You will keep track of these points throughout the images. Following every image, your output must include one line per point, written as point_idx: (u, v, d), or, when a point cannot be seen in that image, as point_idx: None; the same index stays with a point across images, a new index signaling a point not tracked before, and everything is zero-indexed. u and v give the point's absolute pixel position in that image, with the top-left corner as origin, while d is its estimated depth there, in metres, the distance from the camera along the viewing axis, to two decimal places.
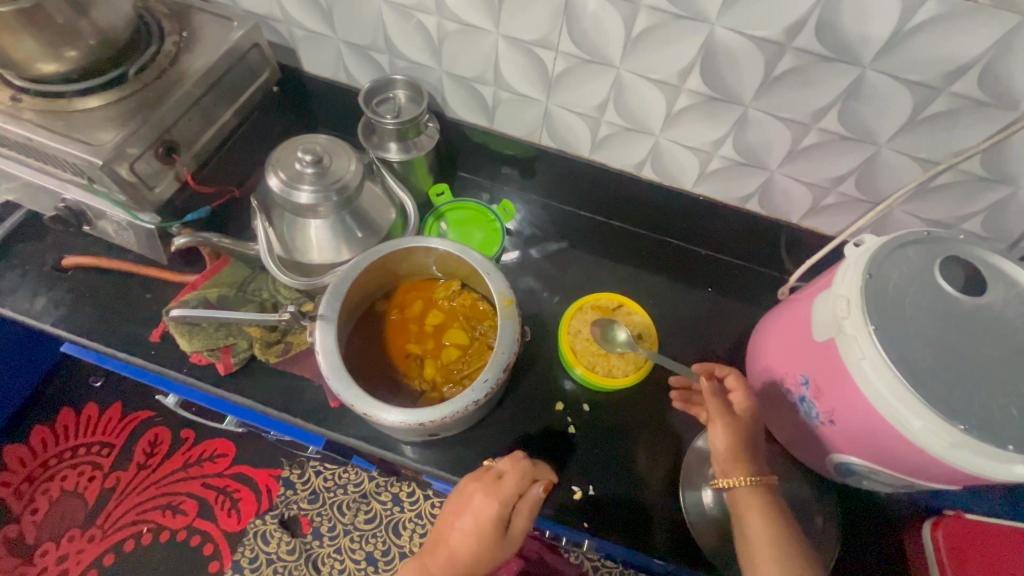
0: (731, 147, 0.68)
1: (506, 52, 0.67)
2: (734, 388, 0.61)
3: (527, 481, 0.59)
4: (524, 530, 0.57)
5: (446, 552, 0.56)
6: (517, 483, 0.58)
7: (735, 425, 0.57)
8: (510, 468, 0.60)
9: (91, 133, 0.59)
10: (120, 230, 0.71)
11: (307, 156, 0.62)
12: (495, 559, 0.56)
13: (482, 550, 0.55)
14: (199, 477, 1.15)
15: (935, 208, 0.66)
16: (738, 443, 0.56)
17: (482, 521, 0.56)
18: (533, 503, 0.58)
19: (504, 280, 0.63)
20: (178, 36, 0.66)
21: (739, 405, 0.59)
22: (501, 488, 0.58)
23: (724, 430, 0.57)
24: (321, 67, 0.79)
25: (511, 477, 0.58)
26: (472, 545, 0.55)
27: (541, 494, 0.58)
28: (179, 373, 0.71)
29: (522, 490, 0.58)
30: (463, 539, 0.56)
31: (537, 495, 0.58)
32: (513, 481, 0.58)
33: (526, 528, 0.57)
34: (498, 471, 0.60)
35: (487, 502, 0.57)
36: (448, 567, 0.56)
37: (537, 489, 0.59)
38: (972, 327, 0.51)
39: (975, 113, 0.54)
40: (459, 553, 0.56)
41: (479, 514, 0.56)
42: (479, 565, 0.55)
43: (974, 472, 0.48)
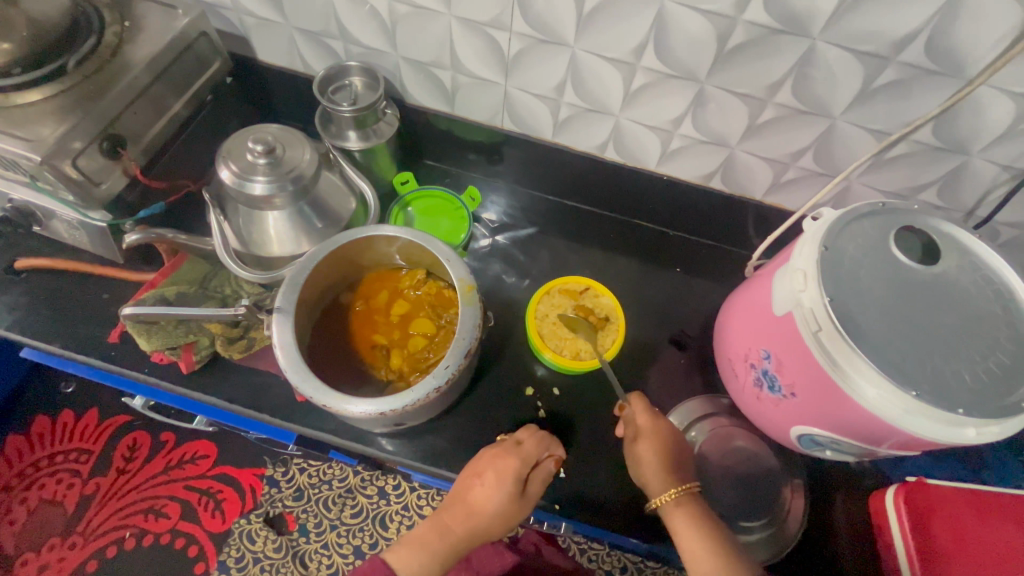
0: (690, 125, 0.68)
1: (461, 34, 0.66)
2: (637, 411, 0.64)
3: (545, 448, 0.64)
4: (538, 492, 0.62)
5: (468, 506, 0.60)
6: (535, 450, 0.62)
7: (645, 448, 0.61)
8: (529, 436, 0.64)
9: (32, 128, 0.57)
10: (73, 230, 0.69)
11: (259, 147, 0.61)
12: (513, 515, 0.60)
13: (503, 505, 0.59)
14: (181, 480, 1.13)
15: (892, 179, 0.66)
16: (649, 465, 0.61)
17: (505, 478, 0.60)
18: (548, 471, 0.63)
19: (465, 267, 0.62)
20: (119, 26, 0.64)
21: (641, 430, 0.63)
22: (523, 451, 0.62)
23: (649, 450, 0.61)
24: (275, 55, 0.77)
25: (530, 444, 0.62)
26: (494, 501, 0.60)
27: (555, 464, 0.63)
28: (142, 374, 0.69)
29: (540, 455, 0.63)
30: (484, 495, 0.60)
31: (551, 464, 0.63)
32: (533, 446, 0.63)
33: (539, 490, 0.62)
34: (517, 439, 0.64)
35: (510, 462, 0.61)
36: (467, 521, 0.59)
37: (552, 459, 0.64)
38: (926, 294, 0.52)
39: (925, 82, 0.54)
40: (479, 508, 0.60)
41: (503, 473, 0.60)
42: (498, 520, 0.60)
43: (924, 437, 0.49)
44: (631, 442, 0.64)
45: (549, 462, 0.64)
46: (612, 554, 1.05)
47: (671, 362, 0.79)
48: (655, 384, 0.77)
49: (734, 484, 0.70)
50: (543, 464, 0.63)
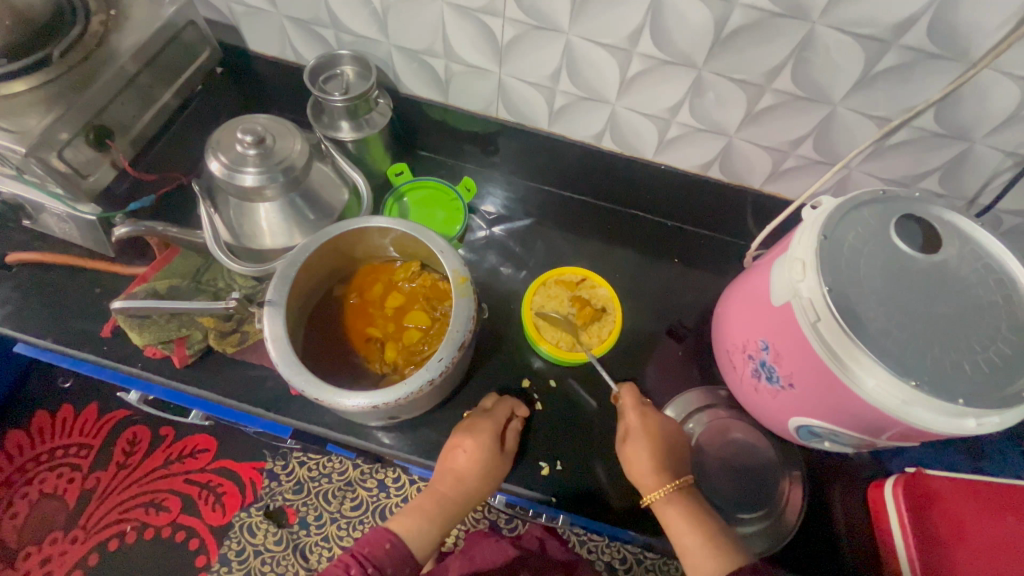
0: (688, 113, 0.66)
1: (453, 21, 0.64)
2: (629, 408, 0.64)
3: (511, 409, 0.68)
4: (514, 449, 0.66)
5: (456, 473, 0.61)
6: (502, 411, 0.67)
7: (636, 446, 0.61)
8: (495, 402, 0.69)
9: (17, 120, 0.56)
10: (63, 223, 0.68)
11: (248, 137, 0.59)
12: (497, 474, 0.63)
13: (487, 465, 0.62)
14: (181, 474, 1.13)
15: (893, 167, 0.65)
16: (638, 462, 0.61)
17: (485, 439, 0.63)
18: (516, 430, 0.67)
19: (459, 258, 0.61)
20: (105, 14, 0.62)
21: (631, 427, 0.63)
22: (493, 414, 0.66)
23: (644, 446, 0.61)
24: (265, 44, 0.76)
25: (499, 405, 0.67)
26: (478, 462, 0.61)
27: (520, 423, 0.68)
28: (136, 368, 0.69)
29: (508, 416, 0.67)
30: (469, 459, 0.61)
31: (517, 425, 0.68)
32: (501, 408, 0.67)
33: (514, 447, 0.66)
34: (485, 405, 0.68)
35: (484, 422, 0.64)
36: (458, 486, 0.61)
37: (518, 418, 0.69)
38: (927, 284, 0.51)
39: (927, 66, 0.53)
40: (468, 473, 0.61)
41: (480, 433, 0.63)
42: (485, 481, 0.62)
43: (923, 427, 0.49)
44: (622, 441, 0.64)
45: (515, 420, 0.69)
46: (612, 545, 1.05)
47: (668, 354, 0.78)
48: (653, 377, 0.76)
49: (732, 475, 0.70)
50: (511, 423, 0.68)
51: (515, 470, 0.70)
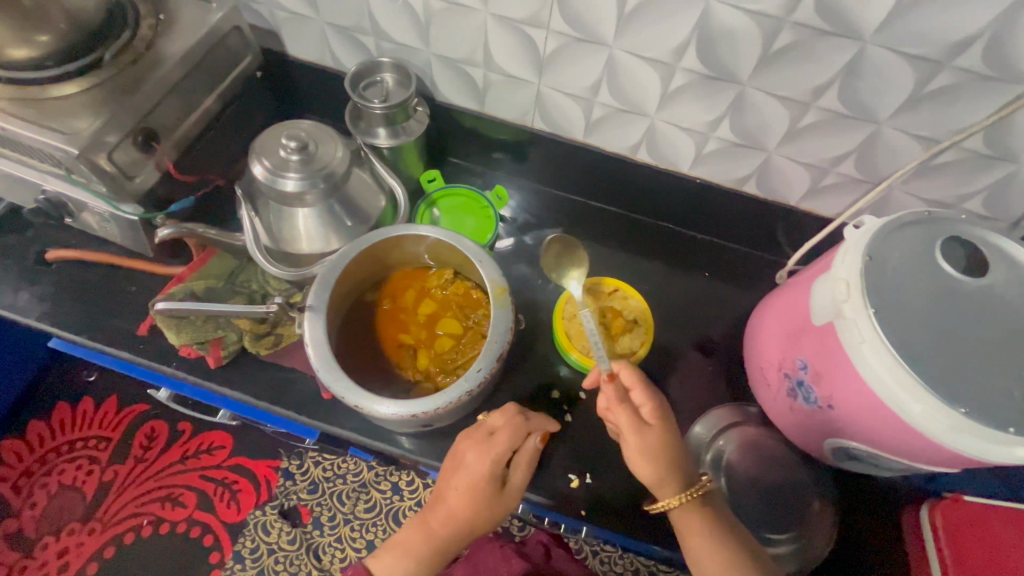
0: (728, 128, 0.66)
1: (495, 32, 0.64)
2: (636, 390, 0.57)
3: (523, 434, 0.59)
4: (522, 478, 0.59)
5: (447, 512, 0.58)
6: (511, 438, 0.58)
7: (657, 437, 0.54)
8: (504, 426, 0.59)
9: (67, 121, 0.57)
10: (103, 223, 0.69)
11: (292, 143, 0.61)
12: (495, 511, 0.58)
13: (481, 507, 0.57)
14: (198, 470, 1.14)
15: (936, 186, 0.64)
16: (661, 453, 0.54)
17: (480, 482, 0.57)
18: (530, 455, 0.59)
19: (497, 268, 0.62)
20: (154, 19, 0.63)
21: (648, 414, 0.56)
22: (495, 446, 0.58)
23: (663, 437, 0.54)
24: (305, 50, 0.77)
25: (505, 435, 0.58)
26: (470, 504, 0.57)
27: (538, 445, 0.60)
28: (169, 368, 0.70)
29: (517, 443, 0.59)
30: (460, 500, 0.57)
31: (533, 449, 0.59)
32: (507, 437, 0.58)
33: (523, 478, 0.59)
34: (490, 427, 0.60)
35: (481, 461, 0.57)
36: (449, 526, 0.58)
37: (536, 440, 0.60)
38: (976, 309, 0.50)
39: (978, 88, 0.52)
40: (459, 513, 0.57)
41: (475, 475, 0.57)
42: (479, 521, 0.58)
43: (970, 454, 0.48)
44: (635, 430, 0.54)
45: (534, 440, 0.60)
46: (625, 557, 1.05)
47: (697, 369, 0.77)
48: (682, 391, 0.76)
49: (762, 493, 0.69)
50: (526, 447, 0.59)
51: (542, 481, 0.69)
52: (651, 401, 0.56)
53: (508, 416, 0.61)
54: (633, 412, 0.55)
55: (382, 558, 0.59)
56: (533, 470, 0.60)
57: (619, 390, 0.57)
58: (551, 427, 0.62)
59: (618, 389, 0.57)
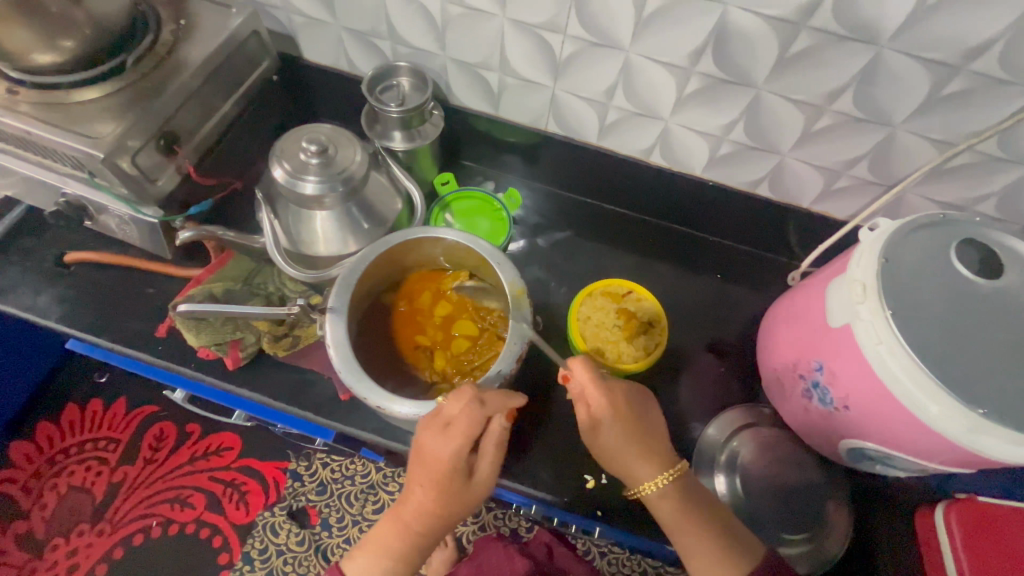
0: (742, 131, 0.67)
1: (512, 36, 0.65)
2: (587, 387, 0.58)
3: (481, 422, 0.53)
4: (491, 462, 0.55)
5: (417, 507, 0.56)
6: (470, 428, 0.52)
7: (612, 433, 0.57)
8: (459, 418, 0.53)
9: (90, 125, 0.58)
10: (122, 225, 0.70)
11: (313, 146, 0.61)
12: (467, 501, 0.55)
13: (450, 499, 0.54)
14: (207, 471, 1.15)
15: (949, 190, 0.65)
16: (622, 446, 0.57)
17: (444, 480, 0.54)
18: (496, 439, 0.54)
19: (515, 270, 0.64)
20: (175, 24, 0.64)
21: (597, 414, 0.57)
22: (451, 443, 0.53)
23: (620, 434, 0.57)
24: (321, 55, 0.77)
25: (462, 426, 0.52)
26: (437, 498, 0.54)
27: (504, 428, 0.54)
28: (187, 369, 0.70)
29: (477, 434, 0.53)
30: (427, 494, 0.55)
31: (500, 432, 0.54)
32: (464, 431, 0.52)
33: (491, 462, 0.55)
34: (445, 417, 0.54)
35: (440, 460, 0.53)
36: (423, 518, 0.56)
37: (501, 422, 0.54)
38: (993, 310, 0.50)
39: (993, 92, 0.53)
40: (429, 507, 0.55)
41: (438, 474, 0.53)
42: (452, 512, 0.55)
43: (989, 455, 0.48)
44: (590, 431, 0.58)
45: (498, 421, 0.54)
46: (633, 558, 1.05)
47: (710, 370, 0.78)
48: (695, 392, 0.76)
49: (776, 494, 0.70)
50: (490, 433, 0.54)
51: (557, 482, 0.70)
52: (603, 393, 0.57)
53: (462, 405, 0.53)
54: (587, 409, 0.58)
55: (362, 554, 0.58)
56: (503, 452, 0.55)
57: (572, 390, 0.59)
58: (516, 401, 0.56)
59: (577, 385, 0.59)
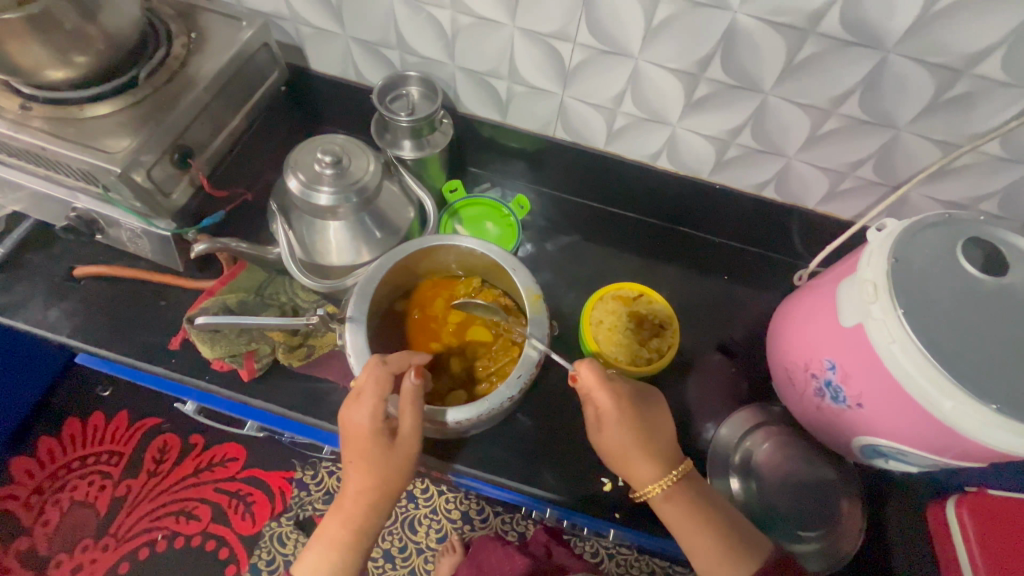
0: (749, 135, 0.68)
1: (521, 45, 0.66)
2: (592, 389, 0.59)
3: (390, 382, 0.55)
4: (411, 423, 0.55)
5: (353, 487, 0.55)
6: (377, 387, 0.54)
7: (614, 434, 0.58)
8: (367, 383, 0.55)
9: (104, 141, 0.58)
10: (133, 239, 0.70)
11: (326, 157, 0.62)
12: (396, 469, 0.55)
13: (377, 469, 0.54)
14: (212, 482, 1.14)
15: (953, 189, 0.66)
16: (625, 448, 0.57)
17: (367, 448, 0.54)
18: (410, 397, 0.55)
19: (530, 276, 0.65)
20: (186, 37, 0.65)
21: (601, 412, 0.59)
22: (366, 407, 0.54)
23: (622, 435, 0.57)
24: (329, 65, 0.78)
25: (369, 388, 0.54)
26: (364, 471, 0.54)
27: (414, 382, 0.55)
28: (201, 381, 0.70)
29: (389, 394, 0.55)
30: (356, 471, 0.55)
31: (410, 388, 0.55)
32: (373, 393, 0.54)
33: (411, 423, 0.55)
34: (357, 388, 0.56)
35: (359, 427, 0.54)
36: (361, 500, 0.55)
37: (410, 378, 0.56)
38: (1002, 307, 0.51)
39: (995, 95, 0.54)
40: (362, 484, 0.55)
41: (361, 442, 0.54)
42: (385, 485, 0.55)
43: (1003, 450, 0.49)
44: (595, 428, 0.60)
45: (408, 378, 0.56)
46: (642, 559, 1.05)
47: (720, 370, 0.79)
48: (706, 393, 0.77)
49: (790, 491, 0.70)
50: (403, 392, 0.55)
51: (574, 485, 0.70)
52: (607, 396, 0.58)
53: (369, 370, 0.56)
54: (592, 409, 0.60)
55: (312, 552, 0.55)
56: (422, 409, 0.56)
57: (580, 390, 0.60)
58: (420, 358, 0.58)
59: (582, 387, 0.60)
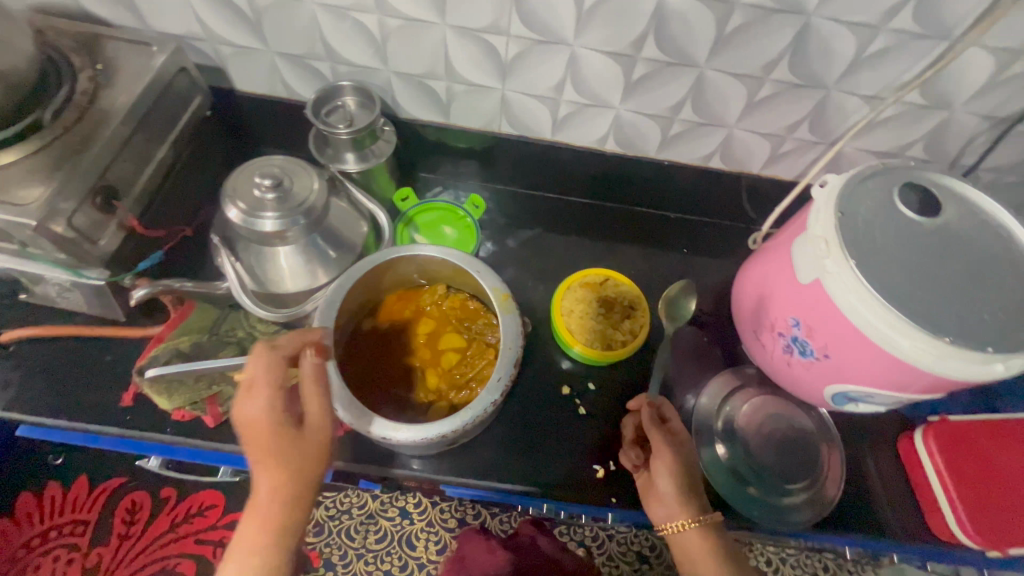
0: (691, 110, 0.69)
1: (455, 42, 0.65)
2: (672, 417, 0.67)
3: (285, 366, 0.51)
4: (318, 402, 0.51)
5: (262, 491, 0.48)
6: (274, 371, 0.49)
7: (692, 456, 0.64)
8: (257, 371, 0.49)
9: (14, 192, 0.53)
10: (64, 293, 0.65)
11: (266, 181, 0.59)
12: (313, 456, 0.49)
13: (289, 463, 0.48)
14: (192, 535, 1.08)
15: (883, 139, 0.69)
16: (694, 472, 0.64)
17: (272, 443, 0.48)
18: (313, 376, 0.51)
19: (496, 276, 0.64)
20: (92, 70, 0.60)
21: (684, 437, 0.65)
22: (260, 399, 0.49)
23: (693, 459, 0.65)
24: (255, 84, 0.74)
25: (264, 374, 0.49)
26: (273, 468, 0.48)
27: (315, 360, 0.51)
28: (164, 434, 0.65)
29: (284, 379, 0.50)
30: (262, 470, 0.48)
31: (313, 367, 0.51)
32: (267, 381, 0.49)
33: (320, 405, 0.50)
34: (245, 382, 0.50)
35: (257, 421, 0.48)
36: (277, 502, 0.48)
37: (309, 357, 0.51)
38: (941, 246, 0.54)
39: (910, 47, 0.57)
40: (273, 483, 0.48)
41: (264, 437, 0.48)
42: (301, 477, 0.49)
43: (960, 377, 0.52)
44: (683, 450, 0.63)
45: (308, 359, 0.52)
46: (641, 534, 1.07)
47: (693, 341, 0.80)
48: (682, 365, 0.79)
49: (775, 448, 0.72)
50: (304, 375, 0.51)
51: (568, 476, 0.70)
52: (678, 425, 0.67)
53: (257, 361, 0.50)
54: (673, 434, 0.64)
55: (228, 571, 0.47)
56: (328, 387, 0.52)
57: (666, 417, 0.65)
58: (314, 337, 0.55)
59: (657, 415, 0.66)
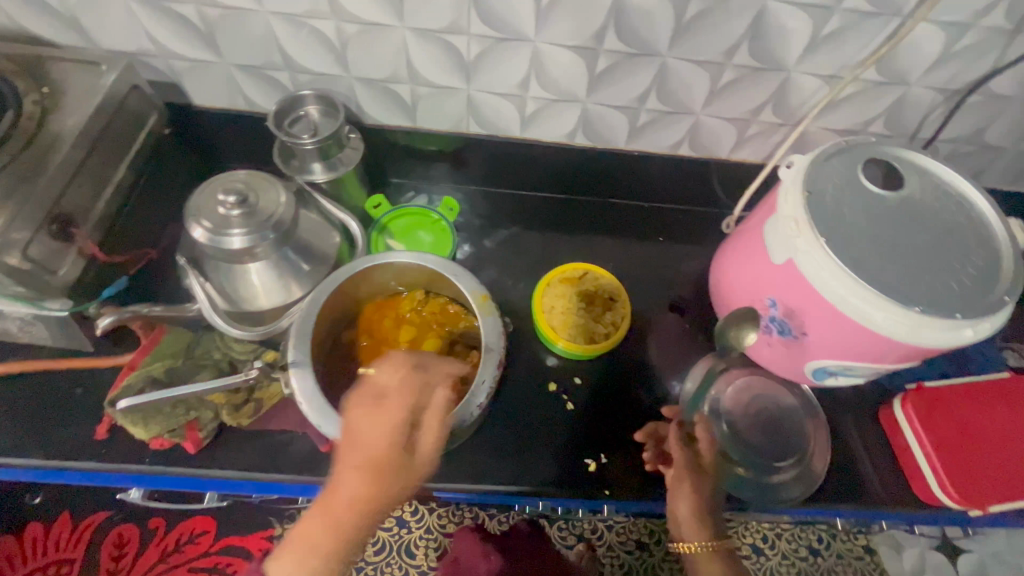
0: (656, 99, 0.69)
1: (416, 44, 0.64)
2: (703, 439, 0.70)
3: (425, 386, 0.54)
4: (434, 434, 0.53)
5: (344, 496, 0.48)
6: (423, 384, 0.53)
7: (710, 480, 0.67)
8: (396, 387, 0.53)
9: None
10: (26, 327, 0.62)
11: (230, 198, 0.57)
12: (400, 487, 0.50)
13: (382, 482, 0.49)
14: (183, 564, 1.05)
15: (845, 117, 0.70)
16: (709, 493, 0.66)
17: (382, 457, 0.49)
18: (442, 410, 0.54)
19: (473, 278, 0.64)
20: (37, 93, 0.58)
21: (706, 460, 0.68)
22: (392, 410, 0.51)
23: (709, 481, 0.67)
24: (213, 98, 0.72)
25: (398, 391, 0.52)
26: (365, 479, 0.48)
27: (448, 397, 0.55)
28: (143, 465, 0.63)
29: (416, 400, 0.53)
30: (353, 479, 0.48)
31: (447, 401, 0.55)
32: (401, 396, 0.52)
33: (435, 441, 0.53)
34: (379, 389, 0.53)
35: (381, 437, 0.50)
36: (352, 514, 0.48)
37: (445, 392, 0.55)
38: (905, 218, 0.56)
39: (863, 25, 0.58)
40: (355, 497, 0.48)
41: (369, 451, 0.49)
42: (383, 502, 0.49)
43: (930, 345, 0.53)
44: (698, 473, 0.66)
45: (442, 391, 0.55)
46: (638, 523, 1.07)
47: (675, 329, 0.81)
48: (666, 353, 0.79)
49: (761, 428, 0.73)
50: (432, 407, 0.54)
51: (560, 472, 0.70)
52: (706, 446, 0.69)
53: (396, 373, 0.54)
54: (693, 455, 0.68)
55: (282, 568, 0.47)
56: (445, 426, 0.54)
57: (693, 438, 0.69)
58: (454, 369, 0.58)
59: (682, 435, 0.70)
